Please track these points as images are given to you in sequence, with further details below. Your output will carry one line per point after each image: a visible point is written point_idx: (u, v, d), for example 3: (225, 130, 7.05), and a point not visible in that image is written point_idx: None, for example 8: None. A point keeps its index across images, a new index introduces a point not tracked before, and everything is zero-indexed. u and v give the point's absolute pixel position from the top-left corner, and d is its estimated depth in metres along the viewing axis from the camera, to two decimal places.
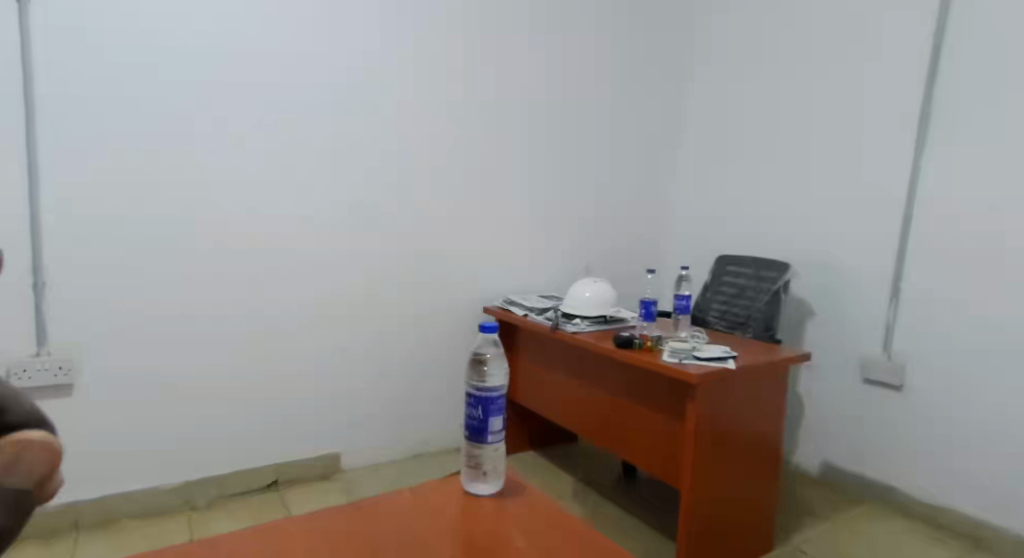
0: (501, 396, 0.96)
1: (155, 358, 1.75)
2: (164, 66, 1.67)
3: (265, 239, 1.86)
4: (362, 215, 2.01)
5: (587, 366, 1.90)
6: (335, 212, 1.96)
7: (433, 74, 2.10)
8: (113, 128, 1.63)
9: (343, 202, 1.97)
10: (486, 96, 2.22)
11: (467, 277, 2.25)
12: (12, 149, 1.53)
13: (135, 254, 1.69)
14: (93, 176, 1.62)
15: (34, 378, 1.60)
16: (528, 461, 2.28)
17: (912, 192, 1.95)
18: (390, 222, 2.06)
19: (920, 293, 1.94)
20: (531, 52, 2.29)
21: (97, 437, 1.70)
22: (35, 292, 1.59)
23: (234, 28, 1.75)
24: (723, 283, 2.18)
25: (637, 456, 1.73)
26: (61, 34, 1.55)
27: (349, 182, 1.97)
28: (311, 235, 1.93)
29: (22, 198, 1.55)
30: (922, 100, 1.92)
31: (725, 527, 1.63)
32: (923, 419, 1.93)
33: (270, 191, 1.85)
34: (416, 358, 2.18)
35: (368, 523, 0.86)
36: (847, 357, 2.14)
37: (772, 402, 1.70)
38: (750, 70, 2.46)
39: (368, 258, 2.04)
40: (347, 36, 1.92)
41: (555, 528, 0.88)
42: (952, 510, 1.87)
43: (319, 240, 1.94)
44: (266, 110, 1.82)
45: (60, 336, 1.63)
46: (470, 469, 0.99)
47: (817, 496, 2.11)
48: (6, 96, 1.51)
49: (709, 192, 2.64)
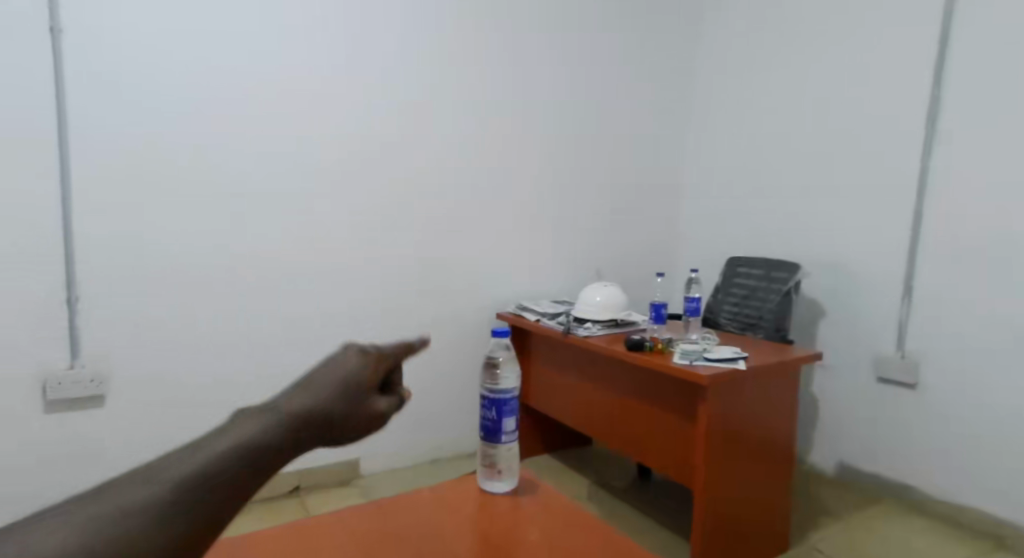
0: (514, 397, 1.01)
1: (179, 369, 1.82)
2: (188, 86, 1.76)
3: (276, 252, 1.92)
4: (363, 233, 2.05)
5: (599, 369, 1.94)
6: (335, 229, 2.00)
7: (445, 80, 2.16)
8: (145, 147, 1.72)
9: (345, 218, 2.02)
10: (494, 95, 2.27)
11: (469, 284, 2.28)
12: (48, 169, 1.61)
13: (157, 268, 1.76)
14: (124, 196, 1.70)
15: (68, 389, 1.67)
16: (542, 464, 2.31)
17: (922, 190, 1.96)
18: (389, 239, 2.10)
19: (931, 291, 1.95)
20: (539, 50, 2.34)
21: (128, 447, 1.77)
22: (69, 307, 1.66)
23: (253, 48, 1.83)
24: (734, 284, 2.20)
25: (649, 458, 1.76)
26: (92, 59, 1.63)
27: (360, 191, 2.03)
28: (312, 249, 1.97)
29: (56, 216, 1.63)
30: (930, 98, 1.94)
31: (739, 527, 1.66)
32: (939, 417, 1.94)
33: (286, 203, 1.92)
34: (433, 363, 2.23)
35: (388, 520, 0.91)
36: (859, 356, 2.15)
37: (783, 402, 1.72)
38: (757, 74, 2.49)
39: (368, 275, 2.08)
40: (359, 52, 1.99)
41: (570, 525, 0.91)
42: (970, 508, 1.87)
43: (320, 253, 1.99)
44: (282, 125, 1.89)
45: (94, 348, 1.70)
46: (486, 468, 1.03)
47: (832, 496, 2.11)
48: (40, 113, 1.59)
49: (718, 195, 2.67)
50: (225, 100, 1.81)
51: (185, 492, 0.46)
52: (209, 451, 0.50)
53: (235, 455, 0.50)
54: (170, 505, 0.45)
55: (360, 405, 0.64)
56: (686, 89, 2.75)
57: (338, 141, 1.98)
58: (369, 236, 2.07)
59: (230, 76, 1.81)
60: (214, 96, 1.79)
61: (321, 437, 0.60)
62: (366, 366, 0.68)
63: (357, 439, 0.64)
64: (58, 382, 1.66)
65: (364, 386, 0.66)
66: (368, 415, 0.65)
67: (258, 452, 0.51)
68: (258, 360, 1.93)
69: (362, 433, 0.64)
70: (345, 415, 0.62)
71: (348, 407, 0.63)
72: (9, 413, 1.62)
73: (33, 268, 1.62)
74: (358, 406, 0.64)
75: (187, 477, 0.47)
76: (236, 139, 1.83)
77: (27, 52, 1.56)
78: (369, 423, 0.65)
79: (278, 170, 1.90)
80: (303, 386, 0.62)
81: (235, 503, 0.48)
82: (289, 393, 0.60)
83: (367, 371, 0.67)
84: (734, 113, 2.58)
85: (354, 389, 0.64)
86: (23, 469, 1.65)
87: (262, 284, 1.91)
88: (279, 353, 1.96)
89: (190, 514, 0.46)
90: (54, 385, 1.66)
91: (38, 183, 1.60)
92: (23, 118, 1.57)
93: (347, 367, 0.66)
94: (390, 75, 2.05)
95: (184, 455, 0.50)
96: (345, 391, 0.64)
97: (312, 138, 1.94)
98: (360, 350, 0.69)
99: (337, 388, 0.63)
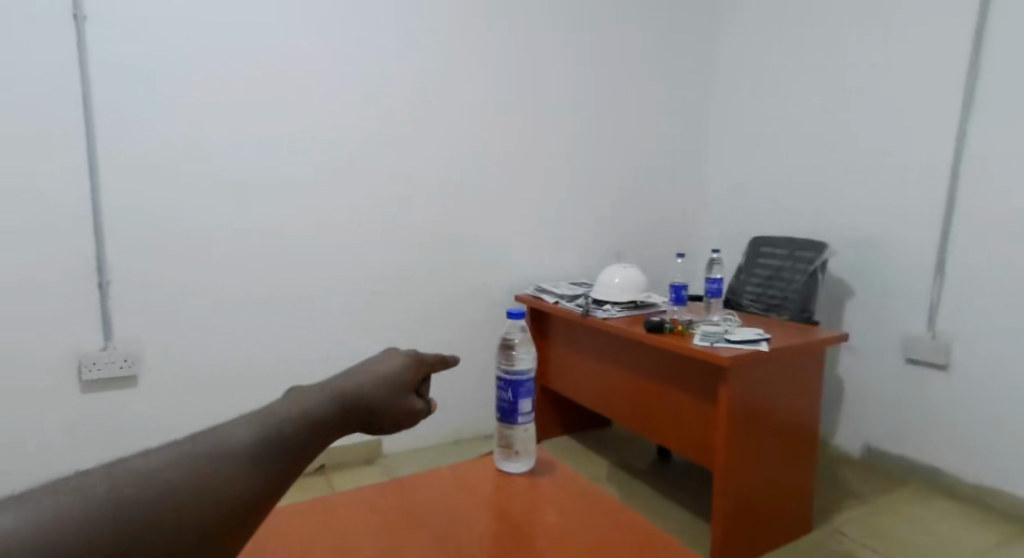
0: (530, 379, 1.02)
1: (206, 350, 1.87)
2: (205, 70, 1.78)
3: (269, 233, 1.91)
4: (363, 218, 2.04)
5: (619, 352, 1.94)
6: (335, 212, 2.00)
7: (453, 78, 2.14)
8: (166, 131, 1.75)
9: (345, 209, 2.01)
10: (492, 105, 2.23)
11: (467, 259, 2.25)
12: (76, 154, 1.65)
13: (182, 251, 1.80)
14: (149, 181, 1.74)
15: (102, 369, 1.73)
16: (562, 445, 2.33)
17: (957, 165, 1.90)
18: (390, 220, 2.09)
19: (965, 270, 1.89)
20: (550, 56, 2.31)
21: (158, 425, 1.83)
22: (100, 290, 1.72)
23: (268, 32, 1.84)
24: (757, 265, 2.17)
25: (670, 441, 1.76)
26: (109, 44, 1.65)
27: (360, 181, 2.02)
28: (312, 227, 1.97)
29: (85, 200, 1.67)
30: (967, 70, 1.87)
31: (762, 509, 1.65)
32: (970, 399, 1.89)
33: (286, 185, 1.92)
34: (454, 345, 2.26)
35: (410, 497, 0.93)
36: (887, 338, 2.11)
37: (808, 384, 1.70)
38: (783, 50, 2.42)
39: (366, 259, 2.06)
40: (372, 31, 1.98)
41: (587, 504, 0.92)
42: (1002, 492, 1.84)
43: (320, 231, 1.98)
44: (301, 110, 1.91)
45: (125, 330, 1.76)
46: (503, 449, 1.05)
47: (857, 477, 2.09)
48: (59, 105, 1.62)
49: (742, 173, 2.61)
50: (220, 99, 1.80)
51: (260, 449, 0.50)
52: (273, 416, 0.54)
53: (299, 422, 0.55)
54: (248, 456, 0.49)
55: (402, 400, 0.69)
56: (708, 65, 2.69)
57: (356, 124, 1.99)
58: (361, 222, 2.04)
59: (221, 84, 1.80)
60: (218, 90, 1.80)
61: (366, 423, 0.63)
62: (408, 366, 0.72)
63: (394, 430, 0.67)
64: (93, 363, 1.72)
65: (406, 383, 0.71)
66: (407, 410, 0.69)
67: (318, 423, 0.56)
68: (281, 342, 1.97)
69: (400, 425, 0.68)
70: (387, 405, 0.66)
71: (391, 399, 0.67)
72: (45, 393, 1.68)
73: (65, 253, 1.67)
74: (399, 400, 0.68)
75: (261, 435, 0.51)
76: (236, 136, 1.84)
77: (42, 43, 1.58)
78: (406, 419, 0.69)
79: (287, 155, 1.91)
80: (353, 373, 0.66)
81: (300, 465, 0.52)
82: (344, 376, 0.65)
83: (409, 371, 0.72)
84: (759, 90, 2.52)
85: (402, 388, 0.70)
86: (61, 446, 1.72)
87: (264, 267, 1.92)
88: (299, 336, 2.00)
89: (264, 467, 0.49)
90: (89, 366, 1.72)
91: (66, 170, 1.64)
92: (44, 107, 1.60)
93: (392, 365, 0.71)
94: (400, 64, 2.04)
95: (254, 417, 0.54)
96: (397, 386, 0.69)
97: (303, 130, 1.92)
98: (404, 353, 0.75)
99: (392, 383, 0.69)
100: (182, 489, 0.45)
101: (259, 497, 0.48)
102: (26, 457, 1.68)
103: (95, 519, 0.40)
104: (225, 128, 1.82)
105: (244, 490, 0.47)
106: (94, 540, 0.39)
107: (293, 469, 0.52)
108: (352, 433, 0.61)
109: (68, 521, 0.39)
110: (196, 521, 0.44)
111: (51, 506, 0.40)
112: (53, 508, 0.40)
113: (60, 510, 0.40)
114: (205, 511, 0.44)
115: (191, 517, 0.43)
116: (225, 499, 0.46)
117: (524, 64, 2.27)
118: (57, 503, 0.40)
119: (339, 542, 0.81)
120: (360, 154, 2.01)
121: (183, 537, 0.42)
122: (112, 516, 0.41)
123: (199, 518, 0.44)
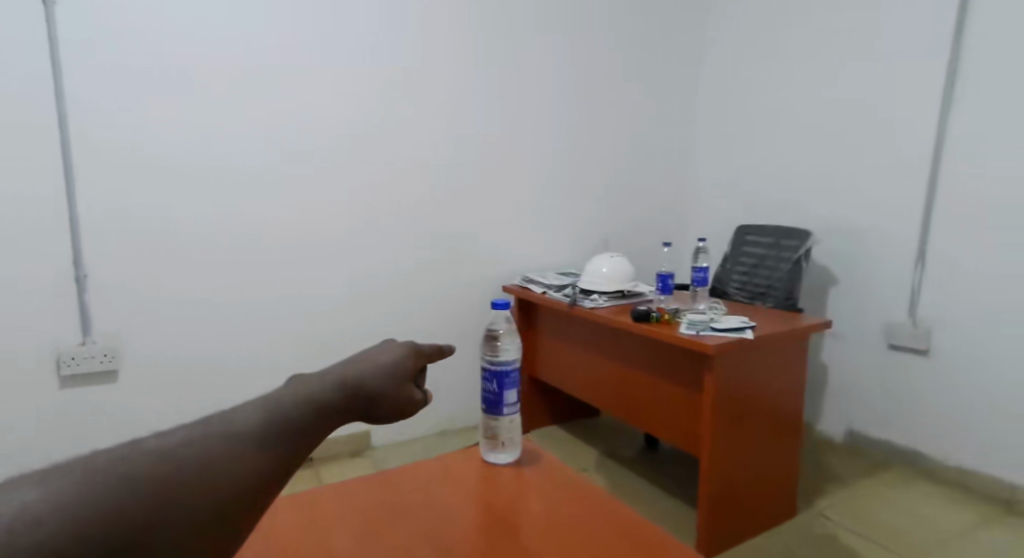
0: (514, 369, 1.01)
1: (187, 344, 1.83)
2: (187, 62, 1.73)
3: (259, 225, 1.89)
4: (353, 216, 2.02)
5: (606, 340, 1.93)
6: (325, 211, 1.98)
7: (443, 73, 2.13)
8: (149, 119, 1.71)
9: (341, 203, 2.00)
10: (480, 95, 2.21)
11: (456, 254, 2.24)
12: (51, 146, 1.60)
13: (162, 244, 1.76)
14: (128, 173, 1.70)
15: (81, 365, 1.69)
16: (549, 435, 2.34)
17: (937, 153, 1.91)
18: (382, 214, 2.07)
19: (945, 256, 1.91)
20: (540, 48, 2.30)
21: (140, 420, 1.80)
22: (78, 285, 1.68)
23: (256, 24, 1.80)
24: (743, 254, 2.17)
25: (658, 429, 1.76)
26: (81, 33, 1.60)
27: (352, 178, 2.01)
28: (304, 220, 1.95)
29: (60, 190, 1.62)
30: (949, 58, 1.87)
31: (746, 495, 1.66)
32: (952, 384, 1.92)
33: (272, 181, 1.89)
34: (440, 336, 2.25)
35: (394, 492, 0.92)
36: (871, 323, 2.12)
37: (791, 371, 1.71)
38: (769, 40, 2.42)
39: (360, 255, 2.06)
40: (354, 20, 1.94)
41: (570, 495, 0.91)
42: (981, 474, 1.87)
43: (314, 225, 1.97)
44: (294, 106, 1.89)
45: (104, 325, 1.72)
46: (488, 440, 1.03)
47: (842, 461, 2.11)
48: (49, 91, 1.58)
49: (727, 161, 2.62)
50: (209, 74, 1.76)
51: (266, 432, 0.50)
52: (279, 402, 0.54)
53: (306, 407, 0.54)
54: (257, 439, 0.49)
55: (402, 387, 0.67)
56: (695, 54, 2.69)
57: (344, 118, 1.97)
58: (352, 217, 2.02)
59: (204, 71, 1.76)
60: (202, 82, 1.76)
61: (366, 412, 0.62)
62: (408, 356, 0.71)
63: (393, 419, 0.66)
64: (72, 358, 1.68)
65: (407, 371, 0.69)
66: (408, 399, 0.67)
67: (319, 407, 0.55)
68: (267, 336, 1.95)
69: (400, 414, 0.66)
70: (386, 392, 0.64)
71: (389, 386, 0.65)
72: (43, 381, 1.66)
73: (46, 242, 1.63)
74: (400, 388, 0.67)
75: (267, 419, 0.51)
76: (222, 129, 1.80)
77: (27, 28, 1.54)
78: (406, 408, 0.67)
79: (268, 148, 1.87)
80: (352, 362, 0.65)
81: (305, 452, 0.51)
82: (344, 365, 0.64)
83: (409, 360, 0.71)
84: (747, 78, 2.51)
85: (399, 379, 0.67)
86: (41, 445, 1.68)
87: (251, 257, 1.89)
88: (285, 330, 1.97)
89: (273, 449, 0.49)
90: (68, 361, 1.68)
91: (42, 157, 1.59)
92: (35, 91, 1.57)
93: (393, 355, 0.69)
94: (389, 57, 2.02)
95: (261, 403, 0.53)
96: (397, 379, 0.67)
97: (297, 114, 1.90)
98: (402, 344, 0.73)
99: (394, 375, 0.67)
100: (190, 467, 0.44)
101: (270, 479, 0.48)
102: (9, 454, 1.65)
103: (116, 491, 0.41)
104: (211, 123, 1.79)
105: (256, 472, 0.47)
106: (115, 511, 0.40)
107: (299, 454, 0.51)
108: (350, 421, 0.60)
109: (89, 492, 0.40)
110: (212, 496, 0.44)
111: (69, 481, 0.40)
112: (72, 485, 0.40)
113: (78, 484, 0.40)
114: (218, 488, 0.44)
115: (205, 492, 0.44)
116: (237, 479, 0.45)
117: (512, 59, 2.25)
118: (74, 480, 0.40)
119: (326, 539, 0.80)
120: (354, 147, 2.00)
121: (199, 515, 0.43)
122: (131, 487, 0.41)
123: (213, 493, 0.44)
